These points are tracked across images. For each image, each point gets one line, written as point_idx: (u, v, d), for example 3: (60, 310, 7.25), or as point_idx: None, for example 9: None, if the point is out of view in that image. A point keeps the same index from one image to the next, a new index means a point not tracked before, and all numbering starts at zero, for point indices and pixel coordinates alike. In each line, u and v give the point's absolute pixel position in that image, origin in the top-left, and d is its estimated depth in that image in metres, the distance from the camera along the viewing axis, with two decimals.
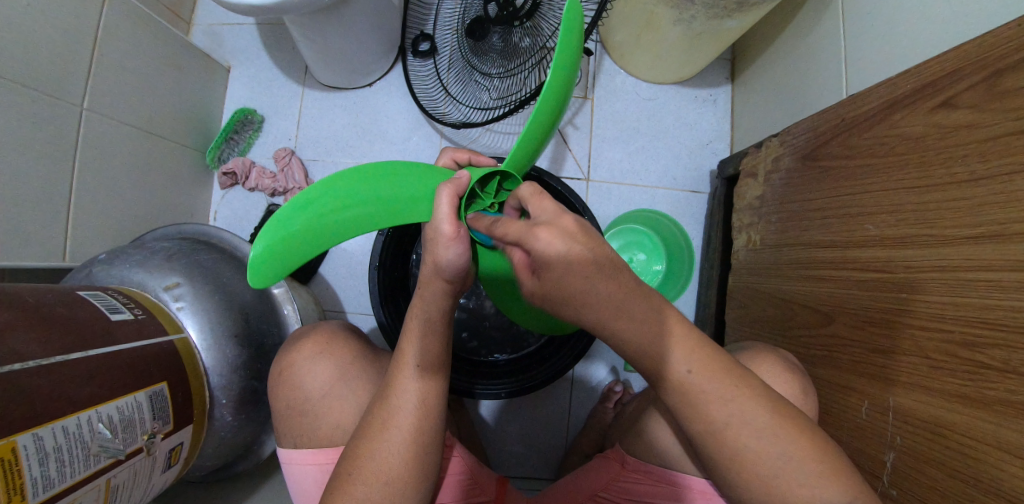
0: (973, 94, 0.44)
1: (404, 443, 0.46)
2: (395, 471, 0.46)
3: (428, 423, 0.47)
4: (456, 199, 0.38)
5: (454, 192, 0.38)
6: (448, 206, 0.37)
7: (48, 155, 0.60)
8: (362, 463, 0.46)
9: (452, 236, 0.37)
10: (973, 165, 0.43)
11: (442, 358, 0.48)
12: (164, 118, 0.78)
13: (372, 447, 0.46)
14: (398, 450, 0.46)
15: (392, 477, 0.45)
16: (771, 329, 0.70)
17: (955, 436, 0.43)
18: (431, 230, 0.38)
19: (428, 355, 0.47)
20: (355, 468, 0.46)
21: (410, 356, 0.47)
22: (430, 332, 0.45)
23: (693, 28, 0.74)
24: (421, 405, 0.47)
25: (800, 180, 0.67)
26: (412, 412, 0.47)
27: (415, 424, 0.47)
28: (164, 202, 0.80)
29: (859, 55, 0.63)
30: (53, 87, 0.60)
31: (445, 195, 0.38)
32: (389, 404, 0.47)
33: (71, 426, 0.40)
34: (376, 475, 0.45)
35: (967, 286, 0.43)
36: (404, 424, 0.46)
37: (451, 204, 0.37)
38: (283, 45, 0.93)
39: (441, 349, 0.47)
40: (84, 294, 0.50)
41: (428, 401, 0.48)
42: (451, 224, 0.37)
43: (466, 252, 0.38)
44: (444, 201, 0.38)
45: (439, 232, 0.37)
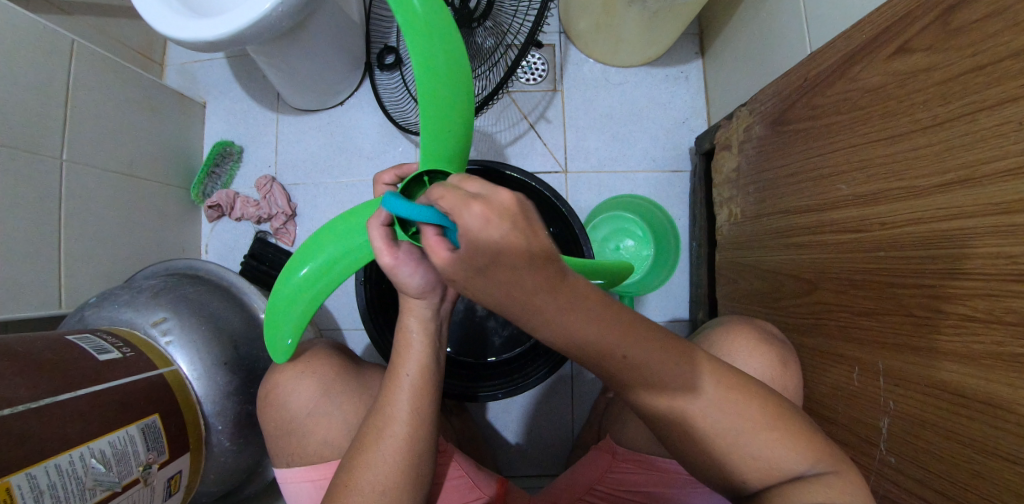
0: (926, 36, 0.43)
1: (398, 454, 0.46)
2: (388, 481, 0.46)
3: (421, 433, 0.47)
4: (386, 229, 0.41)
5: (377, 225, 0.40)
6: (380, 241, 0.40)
7: (34, 208, 0.63)
8: (356, 474, 0.46)
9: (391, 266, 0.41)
10: (935, 108, 0.42)
11: (427, 366, 0.48)
12: (145, 160, 0.81)
13: (366, 457, 0.46)
14: (392, 460, 0.46)
15: (387, 487, 0.45)
16: (761, 302, 0.69)
17: (948, 395, 0.41)
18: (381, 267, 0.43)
19: (416, 363, 0.47)
20: (351, 480, 0.46)
21: (404, 366, 0.47)
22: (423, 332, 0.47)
23: (648, 6, 0.73)
24: (413, 415, 0.47)
25: (772, 146, 0.65)
26: (406, 419, 0.47)
27: (406, 434, 0.47)
28: (153, 241, 0.83)
29: (816, 12, 0.61)
30: (32, 143, 0.63)
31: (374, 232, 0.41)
32: (383, 413, 0.47)
33: (63, 463, 0.42)
34: (369, 486, 0.45)
35: (943, 237, 0.41)
36: (398, 433, 0.46)
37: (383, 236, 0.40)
38: (253, 75, 0.95)
39: (428, 354, 0.48)
40: (72, 338, 0.52)
41: (421, 410, 0.48)
42: (389, 255, 0.40)
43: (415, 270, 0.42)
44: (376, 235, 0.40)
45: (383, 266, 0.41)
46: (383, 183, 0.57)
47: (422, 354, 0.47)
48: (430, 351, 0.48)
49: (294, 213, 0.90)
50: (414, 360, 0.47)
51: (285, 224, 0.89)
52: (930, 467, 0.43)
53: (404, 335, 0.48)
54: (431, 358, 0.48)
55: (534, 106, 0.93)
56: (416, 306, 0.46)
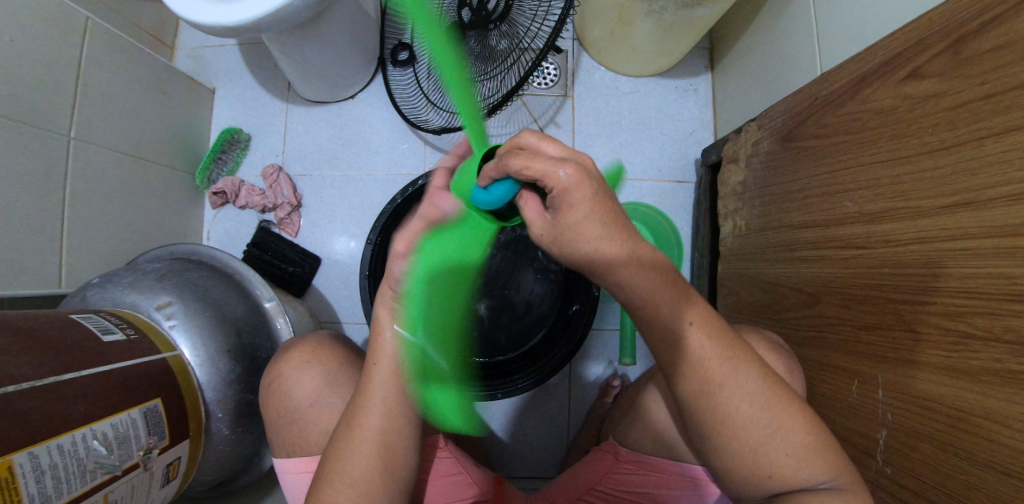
0: (939, 62, 0.44)
1: (371, 446, 0.45)
2: (361, 474, 0.44)
3: (397, 423, 0.46)
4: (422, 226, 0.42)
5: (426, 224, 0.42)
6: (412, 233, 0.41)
7: (39, 185, 0.62)
8: (331, 466, 0.45)
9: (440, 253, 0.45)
10: (943, 133, 0.43)
11: (402, 361, 0.47)
12: (152, 143, 0.80)
13: (337, 449, 0.45)
14: (364, 452, 0.45)
15: (363, 480, 0.44)
16: (762, 313, 0.70)
17: (944, 409, 0.42)
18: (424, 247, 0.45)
19: (389, 356, 0.46)
20: (328, 472, 0.45)
21: (376, 358, 0.47)
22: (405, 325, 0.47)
23: (665, 19, 0.74)
24: (388, 406, 0.46)
25: (779, 161, 0.67)
26: (381, 410, 0.46)
27: (382, 426, 0.46)
28: (156, 225, 0.82)
29: (828, 33, 0.63)
30: (41, 118, 0.62)
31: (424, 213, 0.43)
32: (355, 406, 0.46)
33: (66, 444, 0.41)
34: (344, 479, 0.44)
35: (947, 256, 0.42)
36: (373, 427, 0.45)
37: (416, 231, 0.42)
38: (264, 63, 0.94)
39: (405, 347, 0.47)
40: (76, 317, 0.51)
41: (396, 401, 0.47)
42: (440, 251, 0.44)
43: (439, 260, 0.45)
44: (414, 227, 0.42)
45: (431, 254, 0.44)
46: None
47: (394, 346, 0.47)
48: (403, 344, 0.47)
49: (299, 204, 0.90)
50: (387, 351, 0.47)
51: (289, 215, 0.89)
52: (924, 479, 0.44)
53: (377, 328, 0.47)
54: (404, 351, 0.47)
55: (544, 110, 0.94)
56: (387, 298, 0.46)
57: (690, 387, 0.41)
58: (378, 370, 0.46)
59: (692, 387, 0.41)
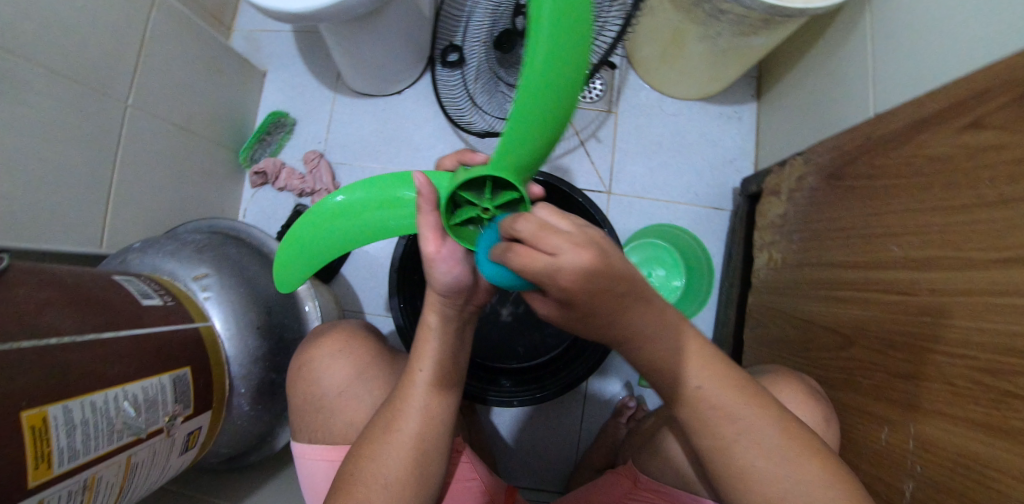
0: (1004, 114, 0.41)
1: (408, 449, 0.45)
2: (395, 475, 0.44)
3: (434, 431, 0.47)
4: (436, 216, 0.38)
5: (434, 210, 0.38)
6: (430, 226, 0.38)
7: (94, 147, 0.64)
8: (363, 463, 0.44)
9: (434, 256, 0.38)
10: (1001, 186, 0.41)
11: (446, 368, 0.47)
12: (201, 118, 0.82)
13: (375, 448, 0.45)
14: (402, 454, 0.45)
15: (392, 481, 0.44)
16: (791, 350, 0.68)
17: (977, 469, 0.40)
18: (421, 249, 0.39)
19: (433, 361, 0.46)
20: (359, 468, 0.44)
21: (420, 362, 0.46)
22: (444, 330, 0.45)
23: (718, 44, 0.74)
24: (428, 413, 0.46)
25: (824, 198, 0.66)
26: (420, 417, 0.46)
27: (418, 431, 0.46)
28: (197, 198, 0.84)
29: (883, 74, 0.62)
30: (102, 84, 0.64)
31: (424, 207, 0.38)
32: (396, 406, 0.47)
33: (98, 402, 0.42)
34: (375, 479, 0.44)
35: (993, 312, 0.40)
36: (410, 429, 0.46)
37: (434, 223, 0.38)
38: (316, 52, 0.96)
39: (449, 354, 0.47)
40: (118, 278, 0.52)
41: (438, 409, 0.47)
42: (434, 244, 0.38)
43: (452, 271, 0.39)
44: (428, 221, 0.38)
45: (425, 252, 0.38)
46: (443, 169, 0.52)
47: (440, 353, 0.46)
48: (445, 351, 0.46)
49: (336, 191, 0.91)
50: (431, 355, 0.46)
51: None
52: None
53: (423, 334, 0.46)
54: (449, 359, 0.47)
55: (586, 124, 0.95)
56: (433, 304, 0.43)
57: (729, 417, 0.40)
58: (417, 376, 0.46)
59: (728, 416, 0.40)
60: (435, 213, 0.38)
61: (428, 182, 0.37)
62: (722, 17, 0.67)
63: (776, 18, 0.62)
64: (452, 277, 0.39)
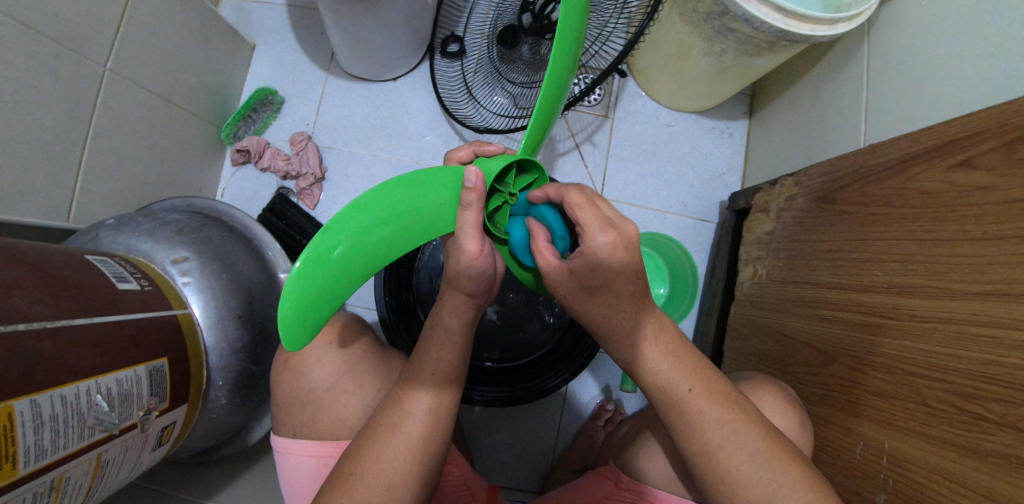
0: (993, 158, 0.44)
1: (407, 450, 0.44)
2: (396, 478, 0.42)
3: (434, 431, 0.45)
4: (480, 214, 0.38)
5: (480, 208, 0.37)
6: (474, 225, 0.38)
7: (65, 112, 0.59)
8: (363, 463, 0.43)
9: (476, 254, 0.38)
10: (985, 225, 0.44)
11: (453, 370, 0.47)
12: (183, 88, 0.77)
13: (376, 449, 0.43)
14: (403, 454, 0.43)
15: (393, 483, 0.42)
16: (772, 363, 0.71)
17: (949, 483, 0.43)
18: (454, 246, 0.39)
19: (440, 361, 0.46)
20: (358, 468, 0.43)
21: (429, 362, 0.47)
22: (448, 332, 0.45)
23: (721, 61, 0.76)
24: (430, 412, 0.45)
25: (812, 220, 0.69)
26: (421, 417, 0.45)
27: (418, 431, 0.44)
28: (173, 174, 0.78)
29: (877, 105, 0.65)
30: (77, 43, 0.59)
31: (469, 212, 0.37)
32: (400, 407, 0.45)
33: (69, 395, 0.38)
34: (375, 479, 0.42)
35: (972, 341, 0.43)
36: (410, 430, 0.44)
37: (478, 221, 0.38)
38: (310, 29, 0.92)
39: (454, 354, 0.46)
40: (91, 259, 0.48)
41: (438, 409, 0.46)
42: (476, 242, 0.38)
43: (488, 265, 0.40)
44: (469, 220, 0.38)
45: (463, 250, 0.38)
46: (457, 159, 0.57)
47: (450, 355, 0.46)
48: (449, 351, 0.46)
49: (323, 176, 0.88)
50: (437, 356, 0.46)
51: (311, 186, 0.87)
52: None
53: (435, 332, 0.47)
54: (458, 362, 0.47)
55: (583, 128, 0.96)
56: (453, 300, 0.44)
57: (726, 430, 0.41)
58: (423, 374, 0.46)
59: (725, 428, 0.41)
60: (480, 212, 0.37)
61: (483, 178, 0.36)
62: (730, 36, 0.68)
63: (781, 41, 0.64)
64: (483, 273, 0.40)
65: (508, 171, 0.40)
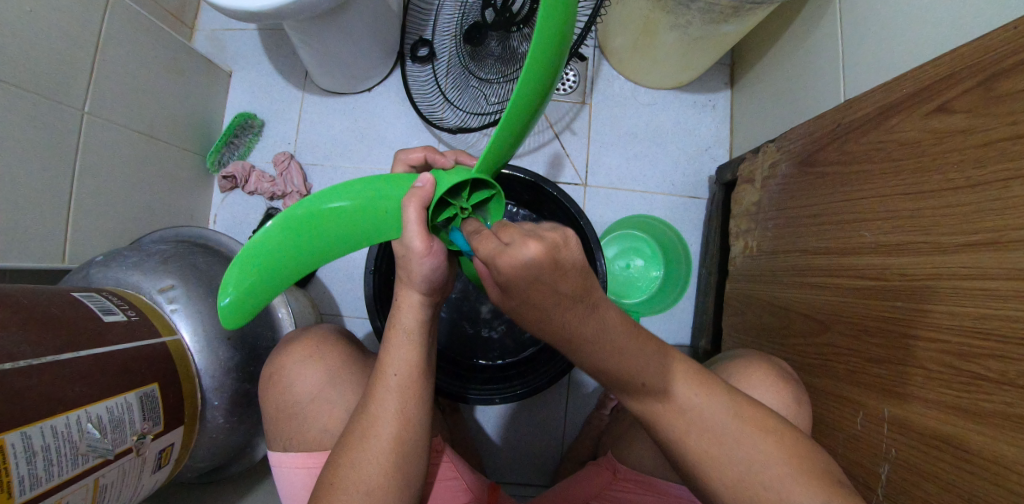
0: (969, 99, 0.41)
1: (384, 454, 0.44)
2: (375, 480, 0.44)
3: (409, 432, 0.46)
4: (423, 213, 0.39)
5: (423, 206, 0.39)
6: (418, 223, 0.39)
7: (48, 159, 0.61)
8: (341, 471, 0.44)
9: (423, 251, 0.39)
10: (969, 171, 0.41)
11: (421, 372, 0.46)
12: (163, 122, 0.79)
13: (353, 456, 0.44)
14: (378, 458, 0.44)
15: (372, 487, 0.44)
16: (769, 336, 0.69)
17: (950, 448, 0.40)
18: (403, 245, 0.40)
19: (407, 364, 0.46)
20: (337, 478, 0.44)
21: (390, 364, 0.46)
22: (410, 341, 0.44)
23: (690, 33, 0.73)
24: (401, 414, 0.46)
25: (797, 185, 0.66)
26: (393, 420, 0.45)
27: (393, 434, 0.45)
28: (163, 206, 0.81)
29: (853, 59, 0.62)
30: (52, 91, 0.61)
31: (411, 210, 0.39)
32: (369, 409, 0.46)
33: (59, 425, 0.40)
34: (354, 486, 0.43)
35: (965, 295, 0.40)
36: (384, 435, 0.45)
37: (420, 219, 0.39)
38: (283, 50, 0.94)
39: (421, 358, 0.46)
40: (78, 295, 0.50)
41: (411, 410, 0.46)
42: (421, 240, 0.39)
43: (438, 263, 0.40)
44: (412, 217, 0.39)
45: (411, 247, 0.39)
46: (406, 161, 0.56)
47: (409, 354, 0.46)
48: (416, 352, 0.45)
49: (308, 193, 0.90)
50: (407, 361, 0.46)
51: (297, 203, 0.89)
52: None
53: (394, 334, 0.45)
54: (420, 358, 0.46)
55: (561, 116, 0.95)
56: (404, 297, 0.43)
57: (696, 411, 0.40)
58: (390, 379, 0.45)
59: (700, 407, 0.40)
60: (422, 209, 0.39)
61: (432, 180, 0.40)
62: (692, 5, 0.66)
63: (744, 4, 0.62)
64: (432, 272, 0.40)
65: (463, 186, 0.41)
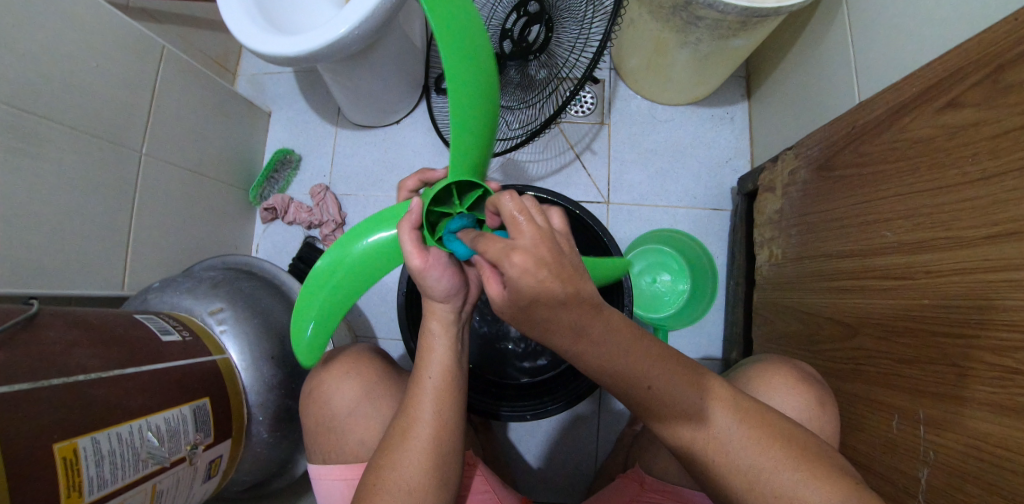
0: (978, 92, 0.42)
1: (424, 456, 0.46)
2: (415, 482, 0.45)
3: (447, 434, 0.47)
4: (415, 233, 0.42)
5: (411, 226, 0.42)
6: (410, 241, 0.41)
7: (111, 196, 0.68)
8: (384, 473, 0.45)
9: (422, 267, 0.42)
10: (984, 163, 0.40)
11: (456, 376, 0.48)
12: (210, 160, 0.87)
13: (395, 458, 0.46)
14: (419, 459, 0.46)
15: (414, 488, 0.45)
16: (799, 344, 0.67)
17: (988, 447, 0.38)
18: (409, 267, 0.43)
19: (440, 368, 0.47)
20: (379, 480, 0.45)
21: (427, 369, 0.47)
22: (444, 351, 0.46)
23: (699, 49, 0.76)
24: (439, 416, 0.47)
25: (817, 189, 0.66)
26: (432, 422, 0.47)
27: (433, 437, 0.46)
28: (210, 236, 0.88)
29: (865, 62, 0.63)
30: (114, 136, 0.68)
31: (404, 232, 0.42)
32: (408, 416, 0.47)
33: (124, 432, 0.44)
34: (397, 487, 0.45)
35: (989, 288, 0.39)
36: (424, 437, 0.46)
37: (412, 238, 0.42)
38: (317, 90, 1.02)
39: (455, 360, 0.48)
40: (139, 317, 0.55)
41: (447, 413, 0.47)
42: (419, 257, 0.41)
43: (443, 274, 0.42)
44: (405, 238, 0.42)
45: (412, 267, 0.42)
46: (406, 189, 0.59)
47: (444, 357, 0.47)
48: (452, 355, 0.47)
49: (344, 222, 0.95)
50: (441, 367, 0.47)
51: (334, 232, 0.94)
52: None
53: (429, 342, 0.47)
54: (453, 360, 0.48)
55: (581, 137, 0.98)
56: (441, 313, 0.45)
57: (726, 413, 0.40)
58: (427, 384, 0.47)
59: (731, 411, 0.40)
60: (412, 230, 0.42)
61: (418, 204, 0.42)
62: (699, 24, 0.69)
63: (751, 18, 0.64)
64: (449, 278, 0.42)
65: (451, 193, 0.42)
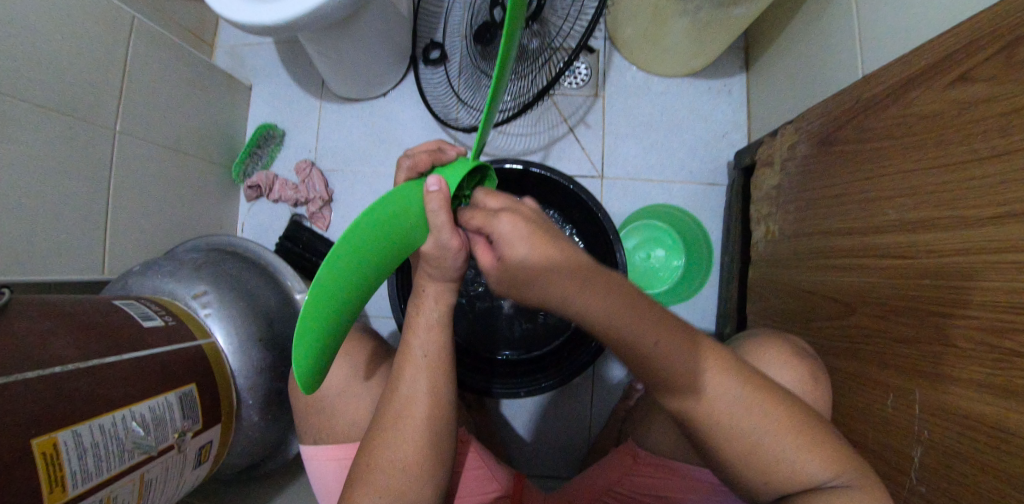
0: (990, 65, 0.40)
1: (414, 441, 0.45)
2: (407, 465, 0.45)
3: (438, 420, 0.46)
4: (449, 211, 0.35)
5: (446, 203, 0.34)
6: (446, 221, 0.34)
7: (84, 176, 0.65)
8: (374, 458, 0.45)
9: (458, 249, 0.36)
10: (993, 139, 0.39)
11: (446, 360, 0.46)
12: (189, 137, 0.83)
13: (385, 443, 0.45)
14: (409, 444, 0.45)
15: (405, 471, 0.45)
16: (793, 321, 0.67)
17: (986, 429, 0.38)
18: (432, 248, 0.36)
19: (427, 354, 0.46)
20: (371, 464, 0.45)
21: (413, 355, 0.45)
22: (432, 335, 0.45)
23: (699, 17, 0.72)
24: (428, 403, 0.46)
25: (817, 165, 0.64)
26: (421, 409, 0.46)
27: (423, 422, 0.46)
28: (193, 216, 0.85)
29: (870, 32, 0.60)
30: (84, 112, 0.64)
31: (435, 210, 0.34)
32: (396, 402, 0.46)
33: (107, 423, 0.43)
34: (388, 470, 0.45)
35: (993, 269, 0.38)
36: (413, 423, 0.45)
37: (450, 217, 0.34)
38: (299, 61, 0.97)
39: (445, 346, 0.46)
40: (119, 303, 0.53)
41: (437, 399, 0.46)
42: (453, 237, 0.35)
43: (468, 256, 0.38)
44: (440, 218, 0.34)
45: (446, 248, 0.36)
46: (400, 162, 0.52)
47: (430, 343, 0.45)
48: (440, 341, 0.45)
49: (331, 199, 0.93)
50: (429, 353, 0.45)
51: (321, 209, 0.92)
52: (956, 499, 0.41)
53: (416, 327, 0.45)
54: (441, 345, 0.46)
55: (575, 110, 0.94)
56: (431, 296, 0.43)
57: None
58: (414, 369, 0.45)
59: None
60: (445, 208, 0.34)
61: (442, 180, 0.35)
62: None
63: None
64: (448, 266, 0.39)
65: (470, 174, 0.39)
